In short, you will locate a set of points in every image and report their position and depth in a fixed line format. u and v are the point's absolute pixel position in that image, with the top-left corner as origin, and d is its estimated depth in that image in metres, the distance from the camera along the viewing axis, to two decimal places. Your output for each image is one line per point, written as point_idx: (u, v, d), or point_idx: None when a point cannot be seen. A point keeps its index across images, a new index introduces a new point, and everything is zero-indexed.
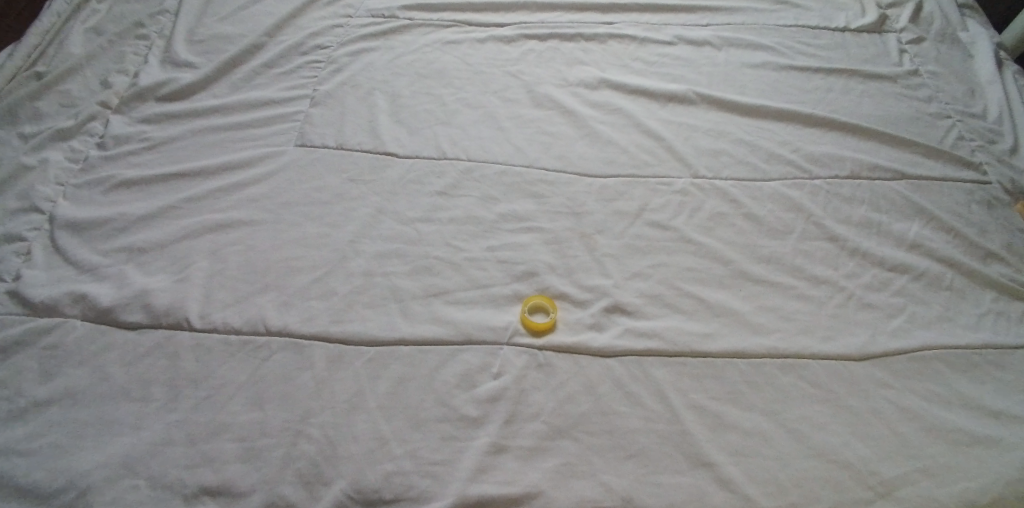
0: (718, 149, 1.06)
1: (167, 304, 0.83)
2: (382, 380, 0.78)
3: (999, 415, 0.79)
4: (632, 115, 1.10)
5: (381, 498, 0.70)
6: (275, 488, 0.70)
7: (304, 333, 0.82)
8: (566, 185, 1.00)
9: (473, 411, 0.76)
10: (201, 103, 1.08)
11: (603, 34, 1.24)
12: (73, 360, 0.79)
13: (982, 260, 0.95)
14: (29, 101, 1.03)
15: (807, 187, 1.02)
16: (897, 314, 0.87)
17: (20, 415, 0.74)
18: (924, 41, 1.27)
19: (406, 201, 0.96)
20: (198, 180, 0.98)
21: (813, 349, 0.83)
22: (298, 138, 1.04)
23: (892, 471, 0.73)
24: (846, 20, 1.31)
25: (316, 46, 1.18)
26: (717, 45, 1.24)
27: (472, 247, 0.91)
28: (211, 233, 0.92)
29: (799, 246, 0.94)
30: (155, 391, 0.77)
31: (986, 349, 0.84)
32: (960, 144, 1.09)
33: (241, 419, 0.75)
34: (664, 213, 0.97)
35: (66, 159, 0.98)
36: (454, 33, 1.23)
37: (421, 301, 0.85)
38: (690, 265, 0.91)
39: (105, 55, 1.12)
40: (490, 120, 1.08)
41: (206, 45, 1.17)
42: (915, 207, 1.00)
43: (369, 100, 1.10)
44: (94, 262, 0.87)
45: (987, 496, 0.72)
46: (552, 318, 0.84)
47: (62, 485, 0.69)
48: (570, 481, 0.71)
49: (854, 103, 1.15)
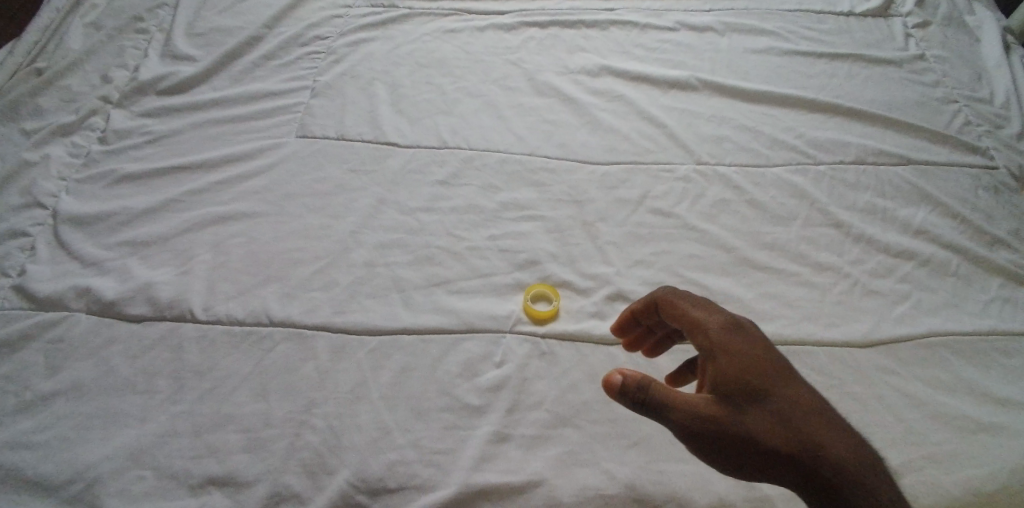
0: (720, 136, 1.05)
1: (171, 297, 0.83)
2: (385, 370, 0.78)
3: (1005, 403, 0.78)
4: (634, 102, 1.09)
5: (385, 487, 0.70)
6: (280, 479, 0.70)
7: (306, 324, 0.82)
8: (567, 173, 0.99)
9: (476, 400, 0.76)
10: (202, 96, 1.07)
11: (604, 21, 1.23)
12: (78, 354, 0.79)
13: (989, 246, 0.94)
14: (30, 97, 1.03)
15: (811, 173, 1.01)
16: (902, 301, 0.87)
17: (26, 408, 0.75)
18: (931, 25, 1.26)
19: (407, 191, 0.96)
20: (200, 172, 0.98)
21: (817, 336, 0.82)
22: (298, 130, 1.03)
23: (897, 458, 0.73)
24: (850, 4, 1.29)
25: (316, 37, 1.17)
26: (719, 30, 1.23)
27: (474, 237, 0.91)
28: (214, 226, 0.91)
29: (803, 233, 0.93)
30: (160, 383, 0.77)
31: (992, 336, 0.84)
32: (966, 129, 1.08)
33: (245, 409, 0.75)
34: (667, 200, 0.96)
35: (69, 154, 0.99)
36: (455, 21, 1.22)
37: (423, 291, 0.85)
38: (694, 253, 0.91)
39: (105, 49, 1.12)
40: (491, 109, 1.08)
41: (205, 38, 1.17)
42: (920, 193, 0.99)
43: (369, 90, 1.09)
44: (98, 256, 0.88)
45: (993, 484, 0.71)
46: (557, 305, 0.84)
47: (69, 477, 0.70)
48: (574, 469, 0.71)
49: (858, 88, 1.14)
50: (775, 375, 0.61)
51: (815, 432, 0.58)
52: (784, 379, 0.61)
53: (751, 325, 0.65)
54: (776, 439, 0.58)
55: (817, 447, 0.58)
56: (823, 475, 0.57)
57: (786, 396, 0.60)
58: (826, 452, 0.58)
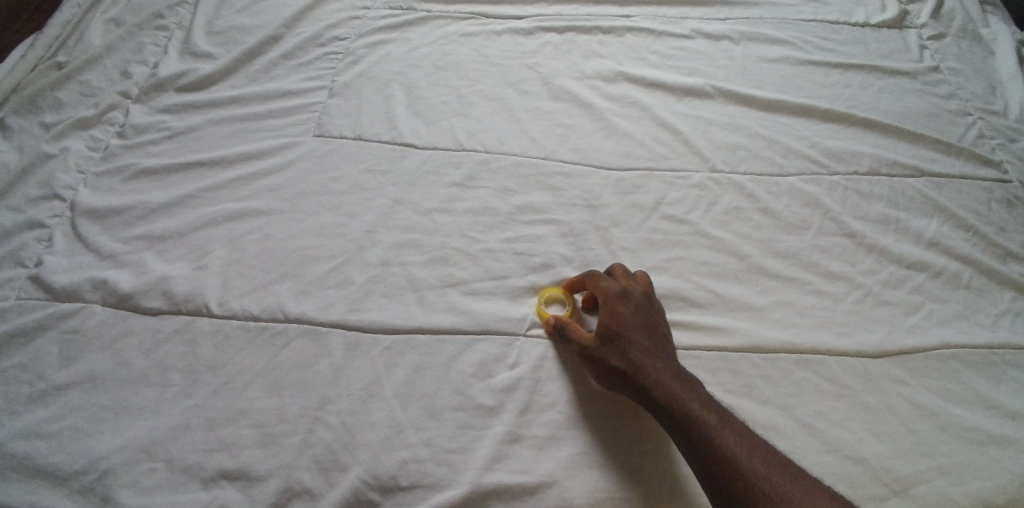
0: (735, 144, 1.06)
1: (186, 291, 0.84)
2: (399, 368, 0.79)
3: (1016, 415, 0.78)
4: (649, 108, 1.10)
5: (397, 485, 0.70)
6: (293, 474, 0.71)
7: (322, 321, 0.82)
8: (582, 177, 1.00)
9: (488, 400, 0.76)
10: (220, 93, 1.08)
11: (620, 28, 1.24)
12: (93, 345, 0.80)
13: (1001, 259, 0.94)
14: (50, 91, 1.04)
15: (825, 182, 1.01)
16: (914, 311, 0.87)
17: (41, 398, 0.76)
18: (945, 37, 1.26)
19: (423, 192, 0.97)
20: (216, 168, 0.99)
21: (829, 345, 0.83)
22: (315, 129, 1.04)
23: (907, 469, 0.73)
24: (866, 15, 1.30)
25: (333, 38, 1.18)
26: (734, 38, 1.23)
27: (488, 238, 0.92)
28: (229, 222, 0.92)
29: (815, 241, 0.94)
30: (174, 376, 0.78)
31: (1005, 348, 0.84)
32: (980, 141, 1.08)
33: (259, 404, 0.76)
34: (680, 206, 0.97)
35: (87, 147, 1.00)
36: (471, 25, 1.23)
37: (438, 291, 0.86)
38: (707, 260, 0.91)
39: (125, 45, 1.13)
40: (506, 112, 1.08)
41: (224, 36, 1.18)
42: (933, 204, 0.99)
43: (386, 92, 1.10)
44: (115, 249, 0.88)
45: (1002, 496, 0.71)
46: (569, 299, 0.85)
47: (82, 467, 0.71)
48: (584, 471, 0.72)
49: (872, 98, 1.14)
50: (635, 325, 0.74)
51: (650, 367, 0.71)
52: (643, 328, 0.74)
53: (637, 290, 0.78)
54: (619, 366, 0.72)
55: (653, 378, 0.70)
56: (654, 403, 0.69)
57: (639, 339, 0.73)
58: (658, 384, 0.70)
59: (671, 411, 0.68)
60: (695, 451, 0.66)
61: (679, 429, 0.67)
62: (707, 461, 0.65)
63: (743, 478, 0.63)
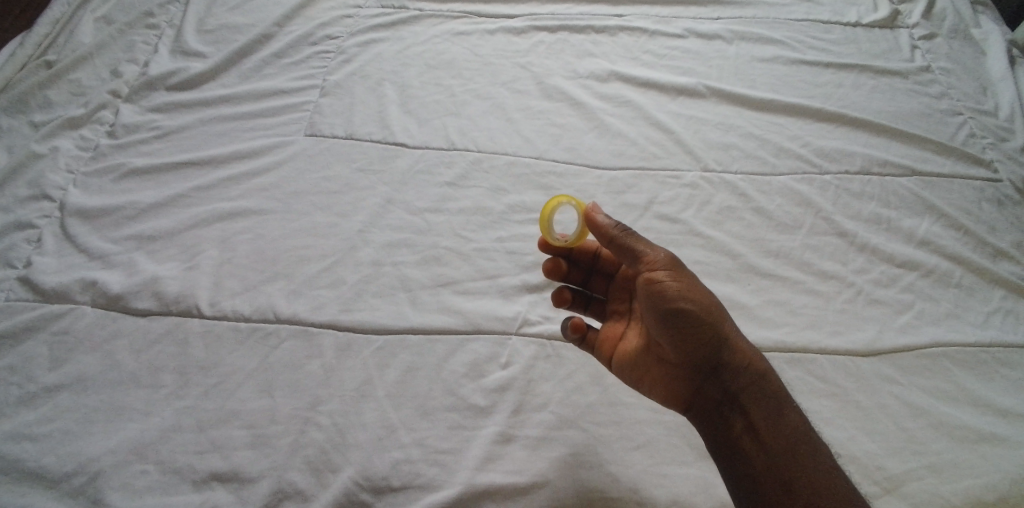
0: (728, 143, 1.06)
1: (177, 291, 0.83)
2: (390, 369, 0.78)
3: (1005, 414, 0.79)
4: (642, 108, 1.10)
5: (389, 485, 0.70)
6: (284, 475, 0.71)
7: (313, 322, 0.82)
8: (574, 177, 1.00)
9: (480, 400, 0.76)
10: (212, 93, 1.08)
11: (613, 27, 1.24)
12: (83, 346, 0.79)
13: (991, 257, 0.94)
14: (39, 90, 1.03)
15: (816, 182, 1.02)
16: (905, 310, 0.87)
17: (30, 400, 0.75)
18: (936, 37, 1.26)
19: (416, 191, 0.96)
20: (207, 168, 0.98)
21: (821, 344, 0.83)
22: (307, 128, 1.04)
23: (897, 467, 0.73)
24: (858, 14, 1.30)
25: (325, 36, 1.18)
26: (727, 38, 1.23)
27: (481, 238, 0.91)
28: (221, 221, 0.92)
29: (808, 241, 0.94)
30: (165, 377, 0.77)
31: (994, 347, 0.84)
32: (971, 141, 1.09)
33: (250, 405, 0.75)
34: (673, 206, 0.97)
35: (77, 147, 0.99)
36: (465, 24, 1.23)
37: (430, 291, 0.85)
38: (700, 259, 0.91)
39: (115, 43, 1.12)
40: (499, 112, 1.08)
41: (215, 34, 1.17)
42: (924, 203, 0.99)
43: (378, 91, 1.10)
44: (105, 249, 0.88)
45: (992, 494, 0.72)
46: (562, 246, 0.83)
47: (71, 470, 0.70)
48: (576, 470, 0.72)
49: (865, 98, 1.15)
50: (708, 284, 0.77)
51: (730, 319, 0.73)
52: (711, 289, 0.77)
53: None
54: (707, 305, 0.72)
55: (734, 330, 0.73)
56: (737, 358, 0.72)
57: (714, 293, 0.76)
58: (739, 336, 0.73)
59: (755, 379, 0.71)
60: (768, 409, 0.70)
61: (753, 396, 0.71)
62: (775, 421, 0.69)
63: (809, 455, 0.67)
